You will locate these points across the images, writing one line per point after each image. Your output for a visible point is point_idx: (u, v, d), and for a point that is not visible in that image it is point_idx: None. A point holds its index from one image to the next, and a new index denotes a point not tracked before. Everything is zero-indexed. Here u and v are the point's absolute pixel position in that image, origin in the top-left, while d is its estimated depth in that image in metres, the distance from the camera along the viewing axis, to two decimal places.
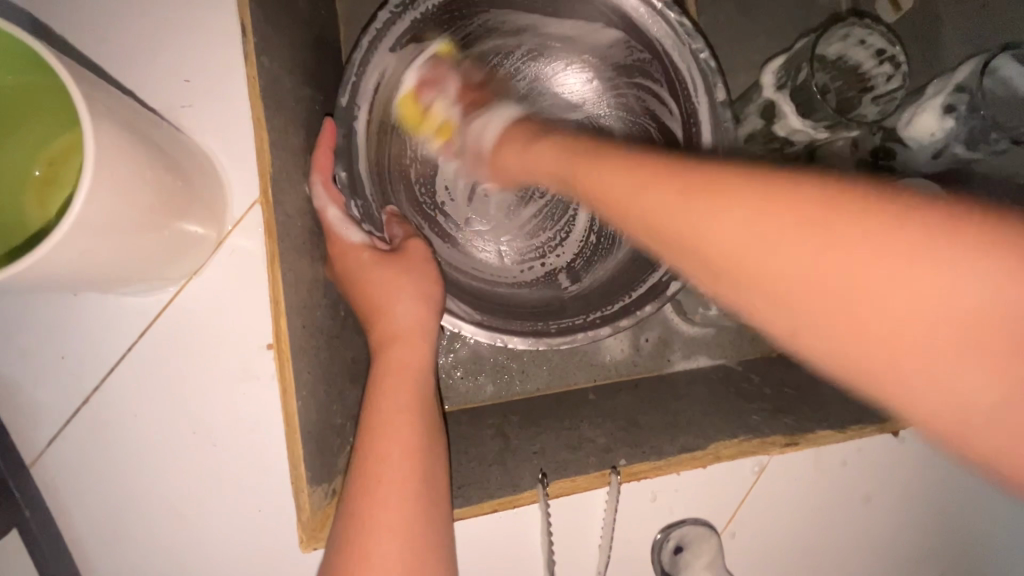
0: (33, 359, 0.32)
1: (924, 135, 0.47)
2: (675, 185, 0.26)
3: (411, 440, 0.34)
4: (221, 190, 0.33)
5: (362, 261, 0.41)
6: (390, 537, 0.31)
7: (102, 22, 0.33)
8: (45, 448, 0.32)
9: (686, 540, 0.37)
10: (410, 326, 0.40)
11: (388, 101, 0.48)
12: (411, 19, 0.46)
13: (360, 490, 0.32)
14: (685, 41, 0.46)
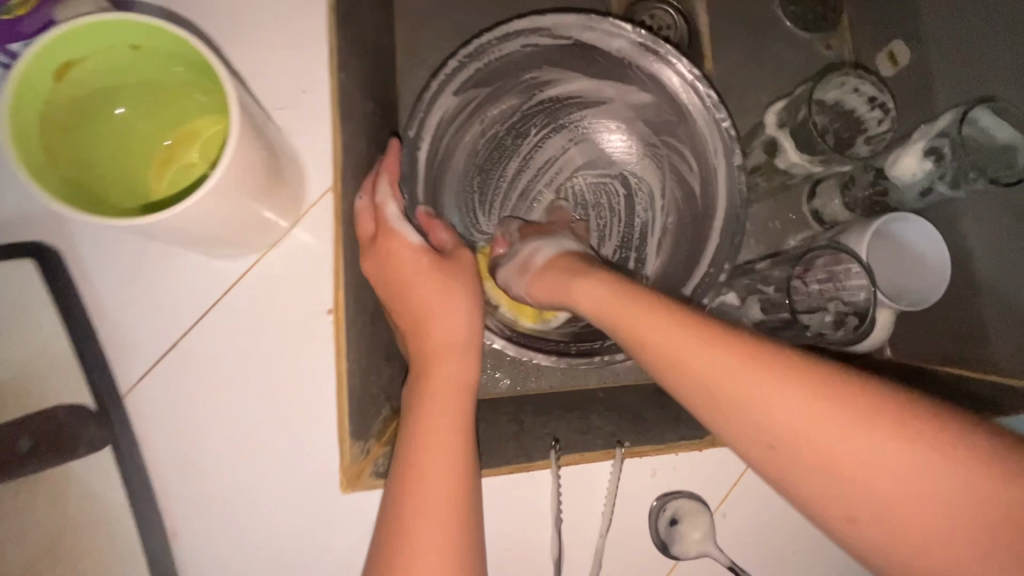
0: (137, 304, 0.38)
1: (907, 174, 0.53)
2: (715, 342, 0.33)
3: (455, 444, 0.38)
4: (302, 178, 0.40)
5: (418, 264, 0.43)
6: (433, 520, 0.35)
7: (221, 38, 0.40)
8: (136, 381, 0.37)
9: (680, 513, 0.41)
10: (451, 338, 0.42)
11: (445, 134, 0.55)
12: (474, 68, 0.53)
13: (407, 480, 0.36)
14: (710, 111, 0.52)
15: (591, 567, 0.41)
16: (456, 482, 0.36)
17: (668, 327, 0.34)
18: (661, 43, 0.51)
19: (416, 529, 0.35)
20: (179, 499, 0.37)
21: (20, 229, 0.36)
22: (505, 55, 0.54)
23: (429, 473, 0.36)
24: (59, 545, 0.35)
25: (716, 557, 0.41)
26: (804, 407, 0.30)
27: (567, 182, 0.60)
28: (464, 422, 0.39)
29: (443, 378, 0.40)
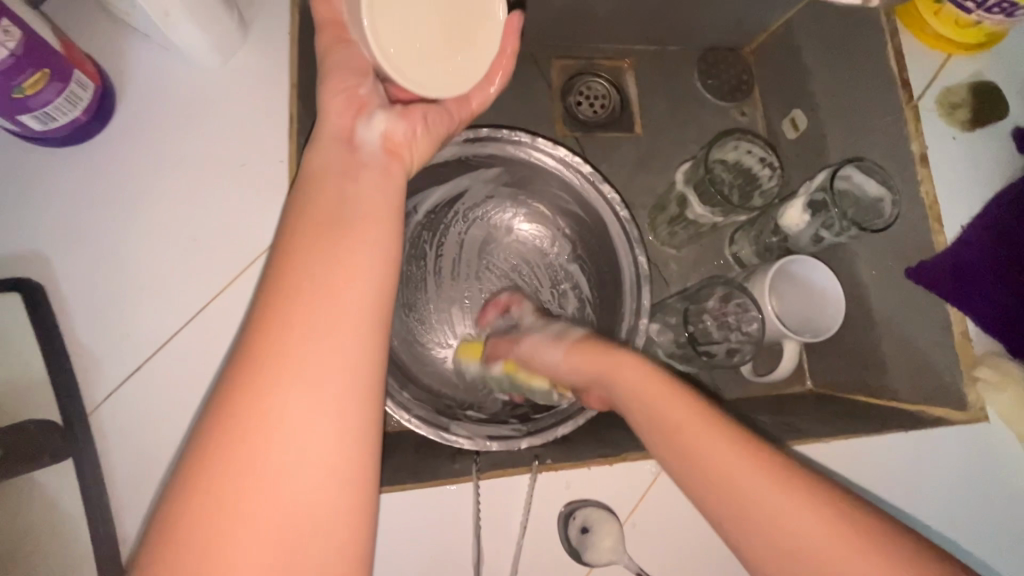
0: (107, 331, 0.43)
1: (792, 223, 0.63)
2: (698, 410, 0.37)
3: (315, 257, 0.34)
4: (262, 224, 0.47)
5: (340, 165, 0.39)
6: (302, 396, 0.30)
7: (198, 106, 0.48)
8: (103, 401, 0.42)
9: (590, 521, 0.45)
10: (329, 181, 0.38)
11: None
12: None
13: (282, 341, 0.31)
14: (593, 183, 0.59)
15: (509, 571, 0.45)
16: (336, 313, 0.33)
17: (651, 380, 0.39)
18: (482, 131, 0.57)
19: (281, 336, 0.31)
20: (134, 508, 0.41)
21: (17, 269, 0.43)
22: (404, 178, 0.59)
23: (292, 272, 0.33)
24: (19, 548, 0.39)
25: (625, 563, 0.46)
26: (791, 509, 0.32)
27: (485, 266, 0.67)
28: (340, 223, 0.36)
29: (314, 199, 0.37)
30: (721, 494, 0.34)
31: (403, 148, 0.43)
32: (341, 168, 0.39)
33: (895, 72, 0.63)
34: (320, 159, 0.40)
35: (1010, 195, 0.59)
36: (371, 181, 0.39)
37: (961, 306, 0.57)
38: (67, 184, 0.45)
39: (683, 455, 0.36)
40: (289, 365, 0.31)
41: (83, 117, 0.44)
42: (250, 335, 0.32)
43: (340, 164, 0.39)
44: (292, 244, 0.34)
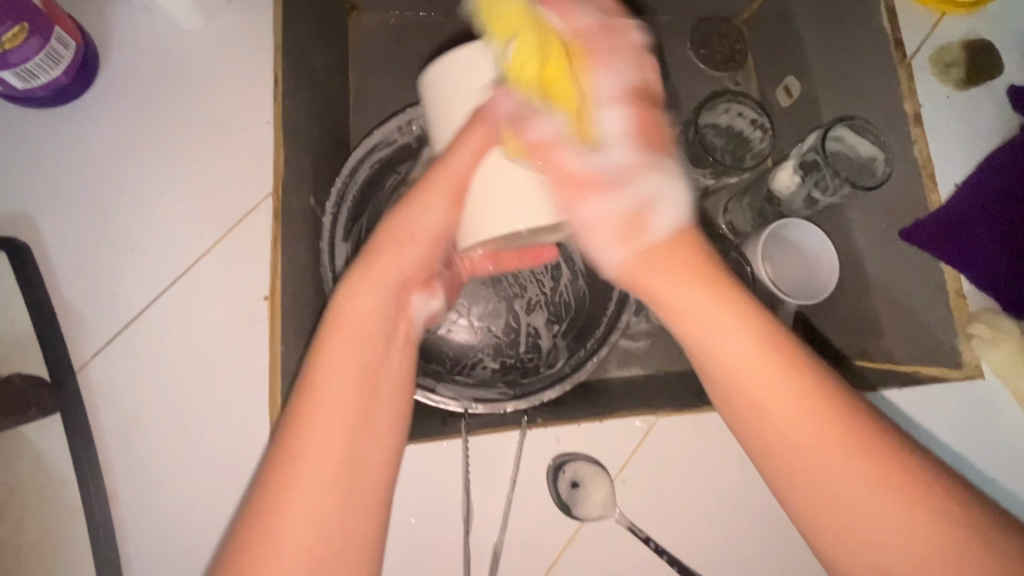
0: (92, 291, 0.43)
1: (781, 185, 0.62)
2: (767, 347, 0.33)
3: (347, 389, 0.35)
4: (248, 184, 0.47)
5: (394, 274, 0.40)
6: (334, 437, 0.33)
7: (183, 67, 0.48)
8: (89, 359, 0.42)
9: (579, 476, 0.46)
10: (367, 314, 0.37)
11: (359, 212, 0.56)
12: (369, 164, 0.56)
13: (308, 388, 0.34)
14: None
15: (499, 527, 0.45)
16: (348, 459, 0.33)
17: (704, 308, 0.35)
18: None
19: (299, 472, 0.32)
20: (122, 463, 0.41)
21: (2, 229, 0.43)
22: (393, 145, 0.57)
23: (322, 405, 0.34)
24: (7, 503, 0.39)
25: (617, 520, 0.45)
26: (823, 442, 0.31)
27: None
28: (374, 356, 0.36)
29: (348, 324, 0.37)
30: (754, 429, 0.33)
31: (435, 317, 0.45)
32: (387, 314, 0.38)
33: (887, 31, 0.62)
34: (368, 290, 0.38)
35: (1004, 152, 0.58)
36: (405, 346, 0.39)
37: (954, 264, 0.57)
38: (50, 146, 0.45)
39: (734, 380, 0.34)
40: (298, 503, 0.32)
41: (65, 79, 0.44)
42: (303, 375, 0.35)
43: (392, 294, 0.39)
44: (325, 376, 0.35)
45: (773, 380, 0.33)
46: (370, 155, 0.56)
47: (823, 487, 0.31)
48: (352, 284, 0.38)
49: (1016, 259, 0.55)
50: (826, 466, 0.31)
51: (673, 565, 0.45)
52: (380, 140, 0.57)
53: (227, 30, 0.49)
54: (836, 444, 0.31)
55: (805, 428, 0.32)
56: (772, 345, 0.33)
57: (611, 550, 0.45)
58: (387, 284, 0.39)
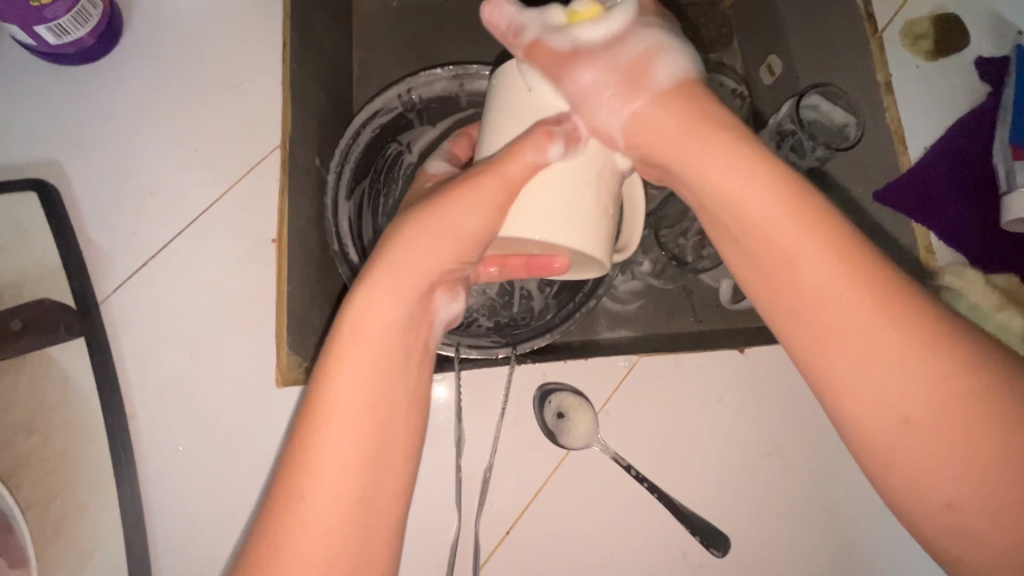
0: (115, 230, 0.47)
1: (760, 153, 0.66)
2: (814, 230, 0.33)
3: (360, 408, 0.34)
4: (259, 136, 0.51)
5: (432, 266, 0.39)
6: (355, 452, 0.33)
7: (200, 30, 0.52)
8: (112, 291, 0.46)
9: (564, 406, 0.49)
10: (387, 325, 0.36)
11: (361, 171, 0.58)
12: (373, 129, 0.58)
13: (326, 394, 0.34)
14: None
15: (489, 453, 0.48)
16: (363, 470, 0.33)
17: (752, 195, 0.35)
18: (468, 66, 0.59)
19: (313, 501, 0.32)
20: (140, 386, 0.45)
21: (32, 173, 0.47)
22: (397, 112, 0.59)
23: (333, 429, 0.33)
24: (33, 418, 0.42)
25: (600, 448, 0.49)
26: (864, 315, 0.32)
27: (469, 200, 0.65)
28: (388, 379, 0.35)
29: (365, 338, 0.35)
30: (794, 323, 0.35)
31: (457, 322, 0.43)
32: (405, 324, 0.37)
33: (860, 7, 0.66)
34: (396, 300, 0.37)
35: (968, 120, 0.62)
36: (419, 357, 0.38)
37: (925, 223, 0.61)
38: (78, 100, 0.49)
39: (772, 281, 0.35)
40: (319, 510, 0.32)
41: (91, 38, 0.48)
42: (315, 385, 0.34)
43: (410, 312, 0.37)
44: (340, 396, 0.34)
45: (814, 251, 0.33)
46: (374, 120, 0.58)
47: (875, 359, 0.32)
48: (371, 289, 0.37)
49: (977, 217, 0.59)
50: (871, 363, 0.32)
51: (653, 491, 0.48)
52: (381, 107, 0.58)
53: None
54: (887, 342, 0.31)
55: (854, 308, 0.32)
56: (818, 226, 0.33)
57: (594, 477, 0.48)
58: (407, 293, 0.38)
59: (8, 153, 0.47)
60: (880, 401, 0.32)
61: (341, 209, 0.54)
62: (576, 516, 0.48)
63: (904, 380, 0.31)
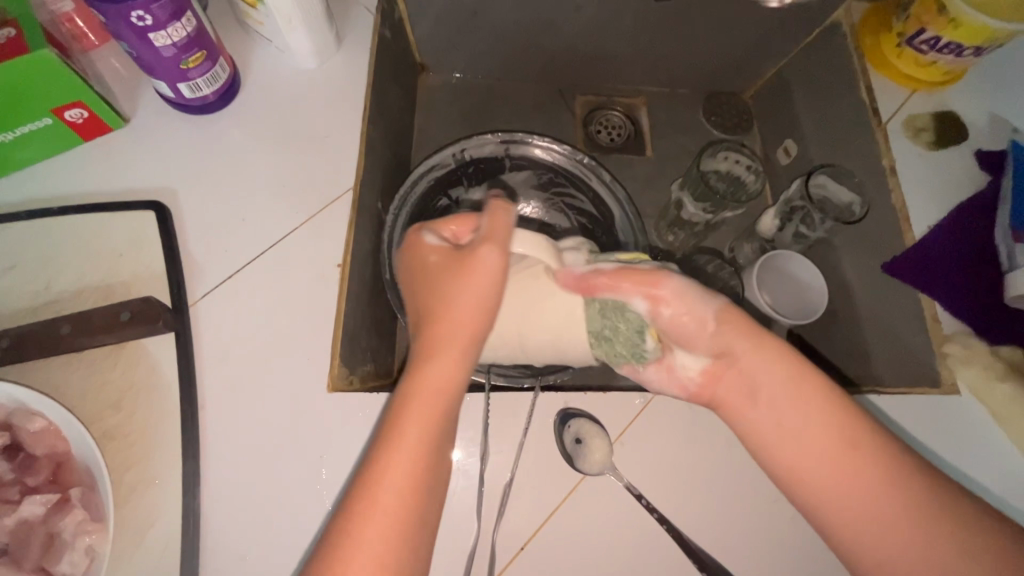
0: (211, 248, 0.56)
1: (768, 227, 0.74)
2: (857, 454, 0.43)
3: (418, 464, 0.41)
4: (335, 180, 0.60)
5: (431, 265, 0.47)
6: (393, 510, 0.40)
7: (296, 93, 0.63)
8: (201, 295, 0.54)
9: (580, 433, 0.52)
10: (443, 384, 0.43)
11: (415, 212, 0.69)
12: (428, 181, 0.70)
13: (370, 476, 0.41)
14: (596, 172, 0.73)
15: (509, 471, 0.51)
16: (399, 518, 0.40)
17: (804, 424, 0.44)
18: (513, 134, 0.73)
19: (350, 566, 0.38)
20: (211, 379, 0.51)
21: (152, 195, 0.57)
22: (448, 173, 0.72)
23: (388, 487, 0.40)
24: (123, 399, 0.48)
25: (614, 475, 0.52)
26: (805, 427, 0.44)
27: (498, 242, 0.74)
28: (445, 414, 0.43)
29: (427, 389, 0.43)
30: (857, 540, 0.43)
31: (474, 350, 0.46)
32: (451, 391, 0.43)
33: (865, 101, 0.74)
34: (461, 297, 0.44)
35: (972, 201, 0.68)
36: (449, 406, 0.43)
37: (931, 293, 0.64)
38: (197, 143, 0.60)
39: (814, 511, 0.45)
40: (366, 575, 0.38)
41: (213, 96, 0.59)
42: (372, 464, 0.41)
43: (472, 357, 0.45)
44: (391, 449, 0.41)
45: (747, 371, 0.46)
46: (430, 176, 0.71)
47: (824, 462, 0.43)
48: (428, 362, 0.44)
49: (982, 291, 0.63)
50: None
51: (661, 522, 0.51)
52: (437, 163, 0.71)
53: (331, 70, 0.65)
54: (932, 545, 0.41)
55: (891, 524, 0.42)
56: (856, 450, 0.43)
57: (607, 504, 0.51)
58: (454, 291, 0.45)
59: (136, 180, 0.57)
60: (847, 506, 0.43)
61: (394, 246, 0.65)
62: (588, 543, 0.50)
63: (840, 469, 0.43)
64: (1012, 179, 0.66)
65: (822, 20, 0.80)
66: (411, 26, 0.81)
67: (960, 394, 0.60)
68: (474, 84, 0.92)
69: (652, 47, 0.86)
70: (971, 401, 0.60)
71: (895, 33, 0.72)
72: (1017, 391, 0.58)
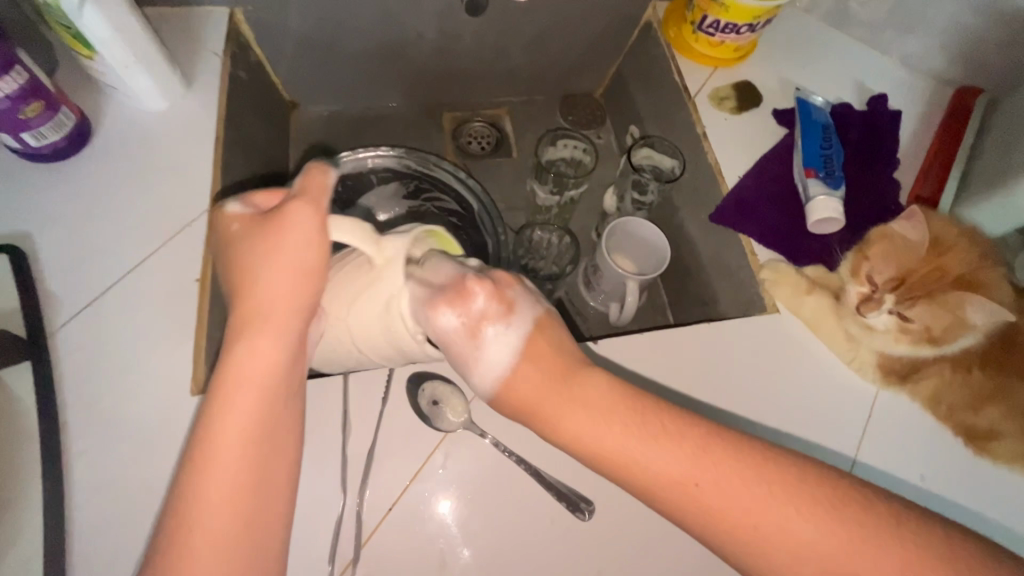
0: (69, 281, 0.59)
1: (612, 205, 0.90)
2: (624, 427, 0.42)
3: (240, 454, 0.39)
4: (191, 206, 0.65)
5: (233, 231, 0.47)
6: (210, 522, 0.37)
7: (148, 133, 0.68)
8: (60, 324, 0.57)
9: (437, 394, 0.57)
10: (253, 373, 0.41)
11: None
12: None
13: (186, 488, 0.38)
14: (451, 171, 0.81)
15: (370, 442, 0.55)
16: (240, 534, 0.38)
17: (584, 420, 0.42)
18: (371, 149, 0.80)
19: None
20: (72, 400, 0.54)
21: (7, 240, 0.60)
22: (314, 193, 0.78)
23: (208, 502, 0.38)
24: None
25: (473, 430, 0.56)
26: (652, 453, 0.41)
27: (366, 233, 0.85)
28: (268, 398, 0.41)
29: (245, 389, 0.41)
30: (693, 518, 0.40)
31: (310, 296, 0.45)
32: (275, 372, 0.42)
33: (678, 82, 0.84)
34: (271, 261, 0.44)
35: (774, 152, 0.78)
36: (269, 378, 0.42)
37: (745, 231, 0.73)
38: (49, 188, 0.63)
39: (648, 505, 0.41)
40: None
41: (64, 142, 0.63)
42: (179, 487, 0.38)
43: (293, 335, 0.44)
44: (202, 465, 0.38)
45: (644, 452, 0.41)
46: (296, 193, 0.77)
47: (729, 513, 0.38)
48: (244, 346, 0.42)
49: (785, 224, 0.73)
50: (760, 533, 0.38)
51: (519, 463, 0.56)
52: None
53: (181, 109, 0.70)
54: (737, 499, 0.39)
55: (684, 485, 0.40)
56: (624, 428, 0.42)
57: (468, 456, 0.56)
58: (266, 257, 0.44)
59: None
60: (671, 491, 0.40)
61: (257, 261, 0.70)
62: (452, 498, 0.54)
63: (687, 470, 0.40)
64: (801, 127, 0.77)
65: (636, 21, 0.92)
66: (271, 68, 0.88)
67: (781, 314, 0.67)
68: (343, 113, 0.99)
69: (500, 60, 0.95)
70: (790, 318, 0.67)
71: (689, 22, 0.83)
72: (817, 303, 0.66)
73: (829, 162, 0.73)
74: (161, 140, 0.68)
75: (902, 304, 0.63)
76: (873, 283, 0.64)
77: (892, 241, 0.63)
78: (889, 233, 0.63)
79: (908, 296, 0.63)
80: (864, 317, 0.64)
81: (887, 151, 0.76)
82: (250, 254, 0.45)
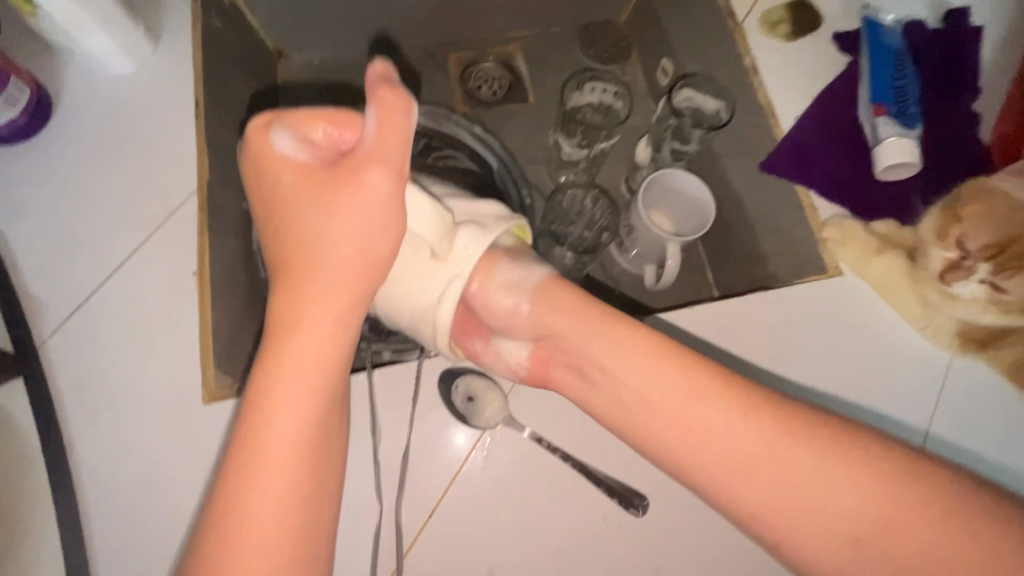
0: (52, 282, 0.53)
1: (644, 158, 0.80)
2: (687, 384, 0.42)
3: (299, 434, 0.36)
4: (177, 187, 0.57)
5: (285, 180, 0.40)
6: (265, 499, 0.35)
7: (117, 101, 0.59)
8: (49, 332, 0.51)
9: (473, 390, 0.52)
10: (316, 353, 0.38)
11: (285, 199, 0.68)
12: None
13: (242, 463, 0.35)
14: (466, 126, 0.72)
15: (405, 446, 0.51)
16: (292, 519, 0.36)
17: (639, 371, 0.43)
18: None
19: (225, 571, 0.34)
20: (74, 416, 0.49)
21: None
22: None
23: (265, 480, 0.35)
24: None
25: (514, 426, 0.52)
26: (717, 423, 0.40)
27: None
28: (330, 380, 0.38)
29: (298, 359, 0.37)
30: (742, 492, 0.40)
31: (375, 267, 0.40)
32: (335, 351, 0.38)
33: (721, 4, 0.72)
34: (337, 227, 0.39)
35: (835, 85, 0.68)
36: (330, 360, 0.38)
37: (804, 182, 0.64)
38: (15, 176, 0.55)
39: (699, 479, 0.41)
40: None
41: (21, 118, 0.55)
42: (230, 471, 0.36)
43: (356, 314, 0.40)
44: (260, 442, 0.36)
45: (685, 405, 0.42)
46: None
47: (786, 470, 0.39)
48: (306, 320, 0.38)
49: (850, 174, 0.64)
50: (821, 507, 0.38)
51: (566, 460, 0.51)
52: None
53: (152, 70, 0.60)
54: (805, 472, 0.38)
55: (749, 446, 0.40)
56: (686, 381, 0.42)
57: (510, 454, 0.51)
58: (327, 224, 0.39)
59: None
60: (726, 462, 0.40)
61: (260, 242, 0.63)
62: (497, 501, 0.50)
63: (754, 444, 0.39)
64: (869, 55, 0.66)
65: None
66: (250, 11, 0.76)
67: (844, 276, 0.61)
68: (337, 59, 0.87)
69: None
70: (856, 282, 0.61)
71: None
72: (892, 265, 0.58)
73: (902, 96, 0.63)
74: (133, 110, 0.59)
75: (999, 275, 0.50)
76: (962, 250, 0.52)
77: (991, 200, 0.50)
78: (987, 189, 0.51)
79: (1010, 265, 0.49)
80: (946, 285, 0.54)
81: (970, 77, 0.66)
82: (311, 210, 0.39)
